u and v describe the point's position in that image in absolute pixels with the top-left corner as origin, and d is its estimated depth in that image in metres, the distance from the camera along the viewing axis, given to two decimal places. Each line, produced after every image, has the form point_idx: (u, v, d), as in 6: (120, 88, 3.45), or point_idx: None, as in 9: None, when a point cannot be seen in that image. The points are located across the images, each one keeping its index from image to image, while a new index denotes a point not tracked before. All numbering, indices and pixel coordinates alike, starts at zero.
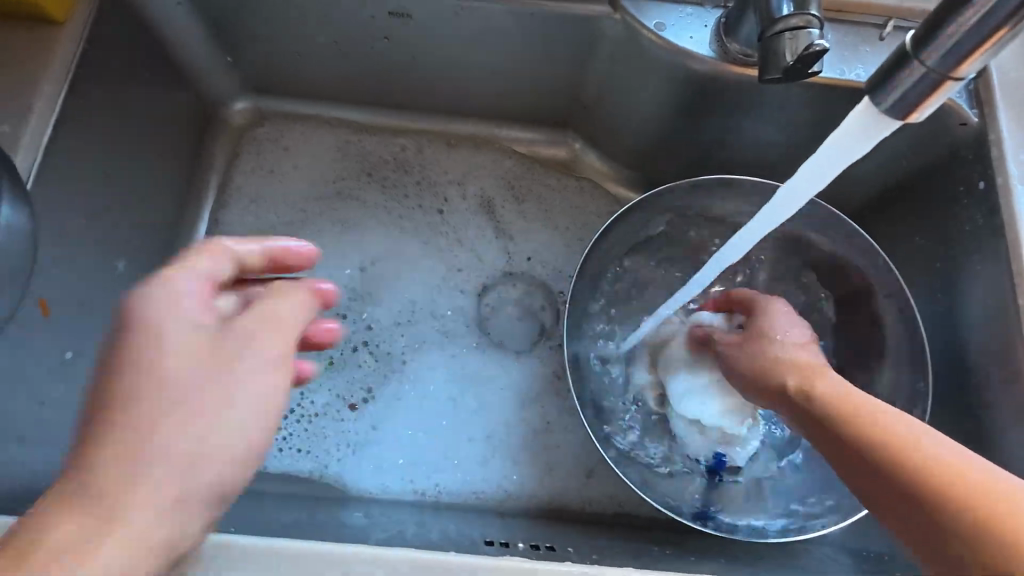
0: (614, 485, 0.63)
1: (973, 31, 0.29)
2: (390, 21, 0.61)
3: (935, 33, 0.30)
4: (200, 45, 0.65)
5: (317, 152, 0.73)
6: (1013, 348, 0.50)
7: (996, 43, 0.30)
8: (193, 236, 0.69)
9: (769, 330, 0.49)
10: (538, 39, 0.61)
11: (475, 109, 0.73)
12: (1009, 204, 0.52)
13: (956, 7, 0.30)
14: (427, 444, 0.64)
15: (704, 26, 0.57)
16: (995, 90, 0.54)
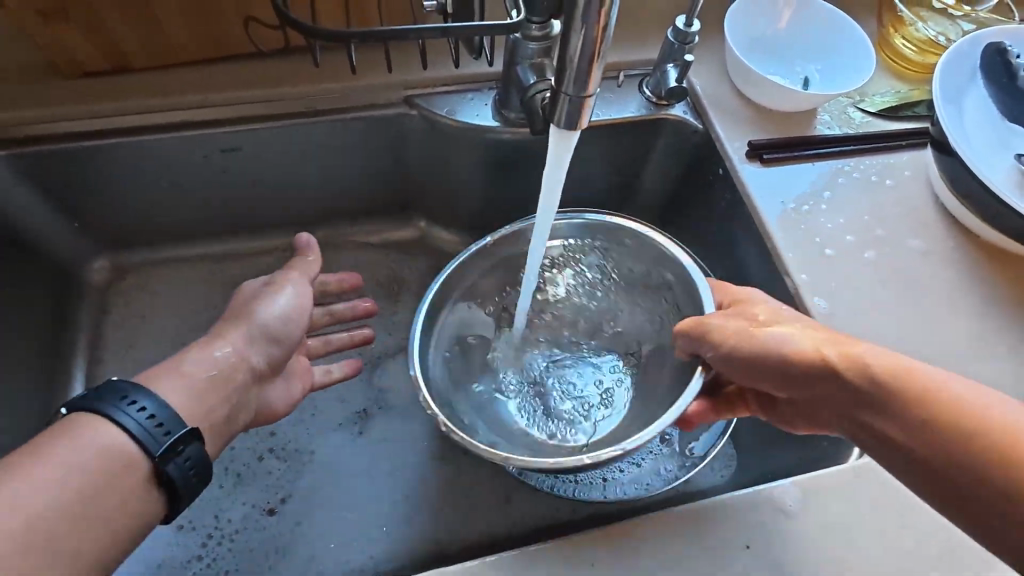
0: (531, 504, 0.67)
1: (582, 57, 0.34)
2: (223, 156, 0.69)
3: (564, 63, 0.35)
4: (45, 218, 0.69)
5: (184, 289, 0.77)
6: (777, 280, 0.63)
7: (601, 60, 0.35)
8: (69, 398, 0.70)
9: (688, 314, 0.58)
10: (358, 146, 0.72)
11: (322, 216, 0.80)
12: (740, 179, 0.67)
13: (566, 41, 0.34)
14: (355, 524, 0.65)
15: (486, 105, 0.70)
16: (707, 103, 0.72)
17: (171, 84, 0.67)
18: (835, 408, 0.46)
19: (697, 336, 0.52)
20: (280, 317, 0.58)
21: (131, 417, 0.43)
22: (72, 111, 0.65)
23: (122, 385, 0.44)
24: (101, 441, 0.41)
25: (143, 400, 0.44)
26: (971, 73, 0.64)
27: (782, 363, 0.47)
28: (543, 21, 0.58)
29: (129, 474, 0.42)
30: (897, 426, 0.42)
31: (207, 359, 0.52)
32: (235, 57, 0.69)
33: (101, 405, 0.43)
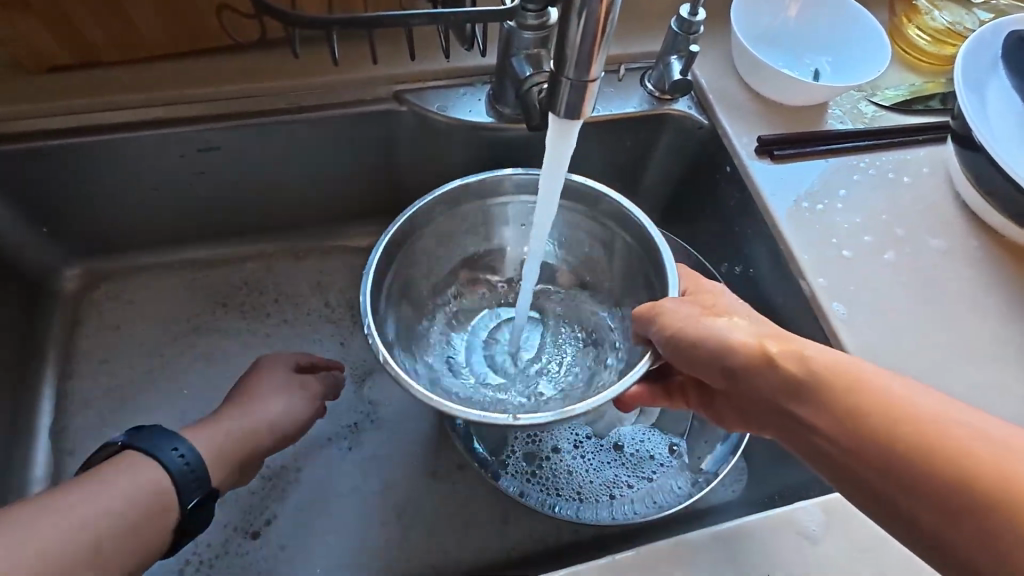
0: (531, 524, 0.63)
1: (585, 36, 0.30)
2: (201, 156, 0.65)
3: (564, 44, 0.31)
4: (11, 224, 0.65)
5: (162, 297, 0.73)
6: (791, 284, 0.59)
7: (607, 39, 0.31)
8: (37, 415, 0.65)
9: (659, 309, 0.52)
10: (345, 145, 0.68)
11: (309, 219, 0.76)
12: (749, 176, 0.63)
13: (566, 19, 0.30)
14: (343, 547, 0.61)
15: (480, 100, 0.66)
16: (713, 97, 0.68)
17: (143, 79, 0.62)
18: (767, 402, 0.42)
19: (649, 320, 0.48)
20: (285, 418, 0.59)
21: (168, 457, 0.49)
22: (38, 108, 0.61)
23: (167, 433, 0.50)
24: (141, 480, 0.47)
25: (181, 444, 0.50)
26: (993, 64, 0.61)
27: (716, 355, 0.43)
28: (539, 10, 0.54)
29: (160, 504, 0.47)
30: (844, 438, 0.38)
31: (225, 433, 0.54)
32: (212, 52, 0.65)
33: (146, 447, 0.49)
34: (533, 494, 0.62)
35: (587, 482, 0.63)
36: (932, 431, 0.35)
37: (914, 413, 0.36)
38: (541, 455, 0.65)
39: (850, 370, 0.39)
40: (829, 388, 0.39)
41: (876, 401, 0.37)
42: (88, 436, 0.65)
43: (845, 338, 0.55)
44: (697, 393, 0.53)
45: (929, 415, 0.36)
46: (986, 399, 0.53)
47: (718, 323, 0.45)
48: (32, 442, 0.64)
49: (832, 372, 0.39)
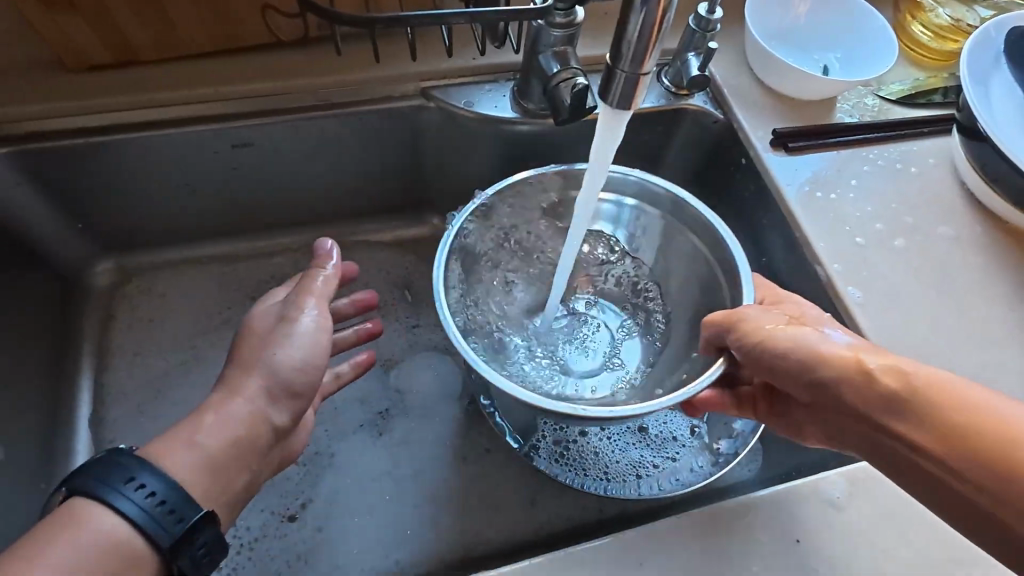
0: (558, 504, 0.65)
1: (643, 31, 0.33)
2: (233, 152, 0.67)
3: (622, 39, 0.34)
4: (47, 219, 0.66)
5: (191, 291, 0.75)
6: (807, 270, 0.62)
7: (662, 35, 0.33)
8: (76, 406, 0.67)
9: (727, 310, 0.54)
10: (372, 141, 0.70)
11: (334, 213, 0.78)
12: (764, 168, 0.66)
13: (626, 16, 0.33)
14: (379, 528, 0.64)
15: (504, 96, 0.68)
16: (728, 93, 0.71)
17: (179, 78, 0.64)
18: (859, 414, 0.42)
19: (724, 328, 0.51)
20: (296, 369, 0.51)
21: (131, 501, 0.40)
22: (77, 107, 0.62)
23: (124, 460, 0.41)
24: (103, 527, 0.39)
25: (144, 477, 0.41)
26: (996, 59, 0.64)
27: (804, 366, 0.45)
28: (568, 8, 0.56)
29: (133, 565, 0.39)
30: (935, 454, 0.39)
31: (223, 423, 0.46)
32: (244, 50, 0.66)
33: (98, 487, 0.40)
34: (564, 474, 0.65)
35: (613, 462, 0.65)
36: (1020, 441, 0.37)
37: (996, 418, 0.38)
38: (567, 436, 0.67)
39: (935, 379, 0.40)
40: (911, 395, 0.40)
41: (959, 406, 0.39)
42: (125, 427, 0.67)
43: (861, 321, 0.58)
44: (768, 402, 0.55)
45: (1011, 415, 0.38)
46: (992, 376, 0.56)
47: (798, 331, 0.46)
48: (70, 433, 0.65)
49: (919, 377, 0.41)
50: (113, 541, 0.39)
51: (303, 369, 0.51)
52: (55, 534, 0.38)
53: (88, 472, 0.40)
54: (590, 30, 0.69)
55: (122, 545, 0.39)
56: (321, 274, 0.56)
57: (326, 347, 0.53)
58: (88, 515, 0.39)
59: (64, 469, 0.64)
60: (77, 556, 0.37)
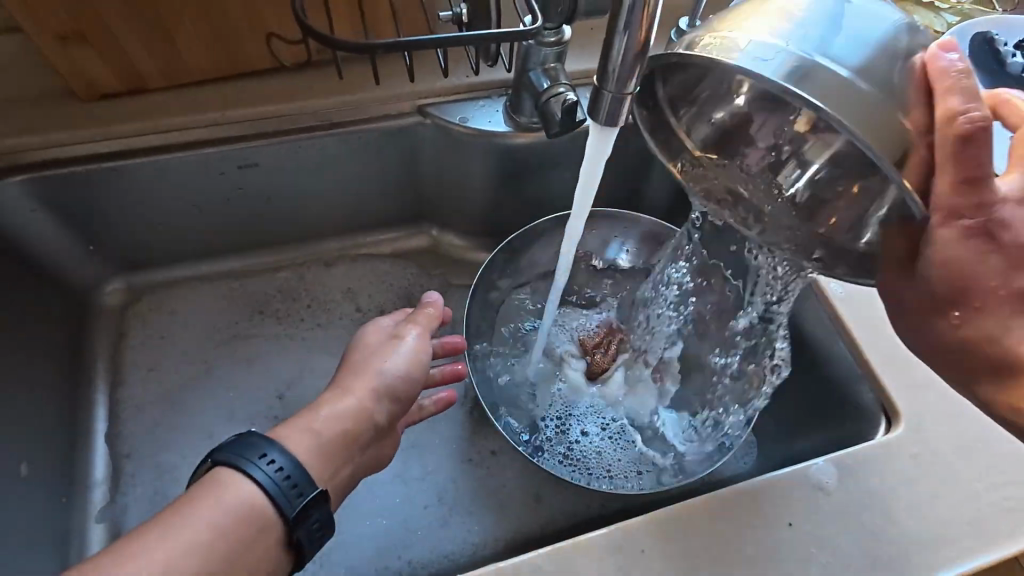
0: (561, 501, 0.68)
1: (626, 52, 0.36)
2: (239, 173, 0.70)
3: (608, 61, 0.37)
4: (60, 242, 0.69)
5: (200, 307, 0.77)
6: None
7: (644, 57, 0.36)
8: (92, 422, 0.69)
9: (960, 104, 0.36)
10: (372, 158, 0.73)
11: (336, 227, 0.80)
12: None
13: (611, 40, 0.36)
14: (389, 530, 0.66)
15: (497, 111, 0.71)
16: None
17: (187, 104, 0.67)
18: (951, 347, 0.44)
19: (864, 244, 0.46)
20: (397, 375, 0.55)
21: (262, 473, 0.42)
22: (88, 134, 0.65)
23: (254, 439, 0.43)
24: (239, 498, 0.41)
25: (273, 454, 0.43)
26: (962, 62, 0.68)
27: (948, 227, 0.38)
28: (556, 28, 0.59)
29: (261, 538, 0.41)
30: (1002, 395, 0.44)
31: (338, 416, 0.50)
32: (248, 73, 0.69)
33: (234, 460, 0.42)
34: (569, 470, 0.67)
35: (615, 459, 0.68)
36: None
37: None
38: (568, 436, 0.69)
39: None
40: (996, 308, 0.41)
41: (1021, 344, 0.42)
42: (140, 441, 0.69)
43: (839, 309, 0.63)
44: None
45: None
46: None
47: (958, 246, 0.39)
48: (88, 448, 0.68)
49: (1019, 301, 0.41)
50: (245, 512, 0.41)
51: (404, 382, 0.55)
52: (199, 501, 0.40)
53: (223, 449, 0.43)
54: (577, 45, 0.72)
55: (256, 516, 0.41)
56: (428, 306, 0.62)
57: (424, 366, 0.57)
58: (228, 485, 0.41)
59: (83, 484, 0.66)
60: (216, 523, 0.39)
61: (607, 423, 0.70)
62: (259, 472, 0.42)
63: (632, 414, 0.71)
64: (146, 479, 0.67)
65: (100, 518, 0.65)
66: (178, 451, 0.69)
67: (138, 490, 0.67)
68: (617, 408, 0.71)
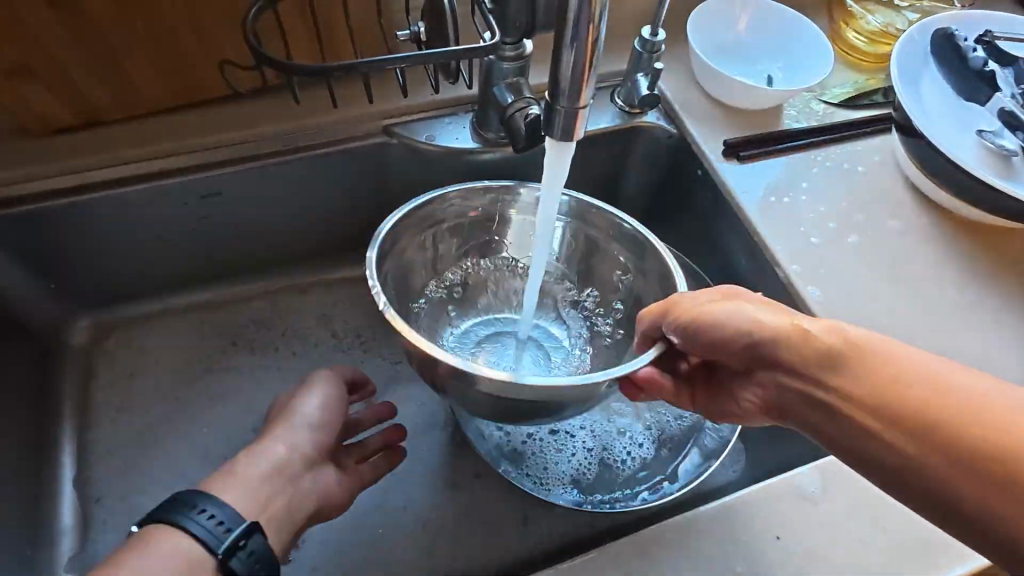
0: (550, 522, 0.66)
1: (574, 67, 0.35)
2: (204, 203, 0.68)
3: (557, 76, 0.36)
4: (19, 283, 0.66)
5: (169, 341, 0.75)
6: (768, 272, 0.64)
7: (593, 70, 0.35)
8: (60, 467, 0.67)
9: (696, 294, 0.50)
10: (340, 181, 0.72)
11: (307, 252, 0.79)
12: (719, 178, 0.69)
13: (558, 53, 0.35)
14: (373, 563, 0.64)
15: (464, 128, 0.71)
16: (678, 109, 0.74)
17: (145, 135, 0.65)
18: (785, 370, 0.43)
19: (662, 314, 0.51)
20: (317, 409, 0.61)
21: (199, 526, 0.48)
22: (44, 170, 0.63)
23: (190, 496, 0.50)
24: (179, 548, 0.47)
25: (210, 507, 0.49)
26: (924, 58, 0.68)
27: (738, 330, 0.45)
28: (515, 43, 0.59)
29: None
30: (861, 395, 0.38)
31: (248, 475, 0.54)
32: (207, 101, 0.68)
33: (170, 515, 0.49)
34: (556, 491, 0.65)
35: (601, 477, 0.66)
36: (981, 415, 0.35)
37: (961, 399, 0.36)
38: (554, 456, 0.68)
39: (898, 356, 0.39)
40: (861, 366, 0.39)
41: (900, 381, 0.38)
42: (111, 485, 0.66)
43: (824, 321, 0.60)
44: (707, 389, 0.54)
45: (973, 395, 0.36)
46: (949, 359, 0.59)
47: (758, 318, 0.44)
48: (56, 495, 0.65)
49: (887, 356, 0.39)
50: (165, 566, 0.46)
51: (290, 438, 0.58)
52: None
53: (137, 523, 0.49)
54: (541, 58, 0.71)
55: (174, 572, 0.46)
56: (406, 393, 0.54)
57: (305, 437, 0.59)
58: (156, 535, 0.48)
59: (52, 534, 0.63)
60: None
61: (592, 440, 0.69)
62: (193, 527, 0.48)
63: (618, 428, 0.69)
64: (118, 524, 0.65)
65: (72, 568, 0.62)
66: (152, 492, 0.66)
67: (110, 536, 0.64)
68: (602, 424, 0.70)
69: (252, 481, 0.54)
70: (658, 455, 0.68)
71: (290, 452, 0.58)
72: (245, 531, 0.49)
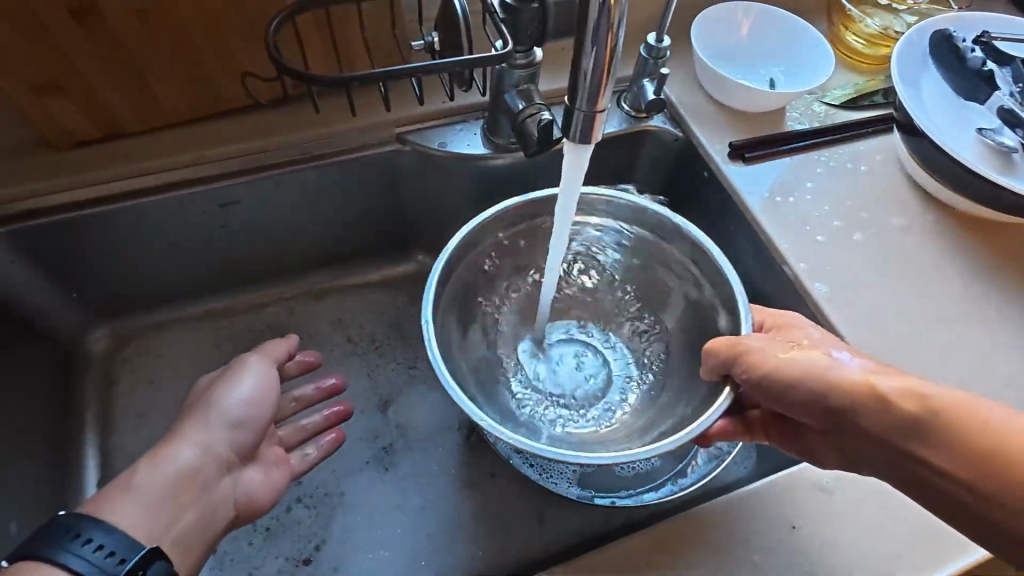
0: (567, 520, 0.67)
1: (593, 74, 0.37)
2: (221, 211, 0.70)
3: (577, 83, 0.37)
4: (41, 293, 0.68)
5: (187, 348, 0.76)
6: (776, 270, 0.66)
7: (611, 76, 0.37)
8: (83, 472, 0.68)
9: (754, 346, 0.49)
10: (354, 188, 0.73)
11: (322, 258, 0.80)
12: (726, 179, 0.70)
13: (578, 60, 0.37)
14: (392, 562, 0.65)
15: (476, 134, 0.72)
16: (684, 113, 0.75)
17: (166, 146, 0.67)
18: (875, 437, 0.44)
19: (732, 360, 0.50)
20: (240, 405, 0.57)
21: (85, 557, 0.43)
22: (67, 182, 0.65)
23: (66, 523, 0.44)
24: None
25: (93, 535, 0.44)
26: (923, 60, 0.70)
27: (817, 394, 0.46)
28: (527, 51, 0.61)
29: None
30: (945, 459, 0.42)
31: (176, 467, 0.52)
32: (225, 113, 0.69)
33: (46, 548, 0.43)
34: (569, 485, 0.66)
35: (615, 472, 0.67)
36: None
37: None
38: (567, 453, 0.69)
39: (966, 402, 0.42)
40: (948, 420, 0.42)
41: (979, 433, 0.41)
42: None
43: (830, 315, 0.61)
44: (780, 430, 0.54)
45: None
46: (957, 351, 0.60)
47: (839, 371, 0.45)
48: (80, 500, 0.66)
49: (964, 403, 0.42)
50: None
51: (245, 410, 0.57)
52: None
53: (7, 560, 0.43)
54: (549, 65, 0.73)
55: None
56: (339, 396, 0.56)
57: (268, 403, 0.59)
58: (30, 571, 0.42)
59: None
60: None
61: None
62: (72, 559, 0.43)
63: None
64: None
65: None
66: None
67: None
68: None
69: (180, 530, 0.51)
70: (669, 450, 0.69)
71: (264, 489, 0.58)
72: (147, 552, 0.45)
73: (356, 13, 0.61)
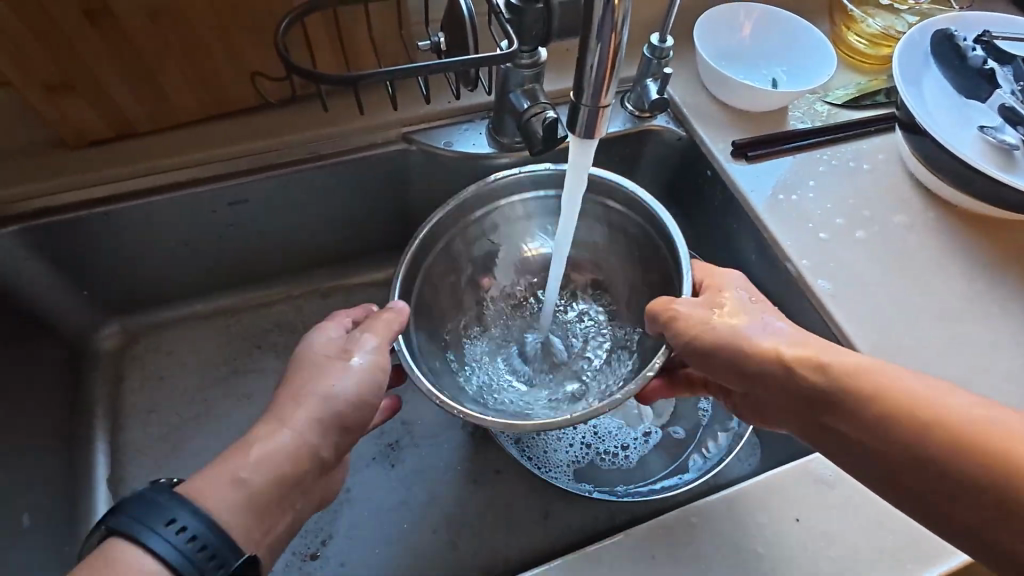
0: (572, 516, 0.67)
1: (597, 70, 0.37)
2: (230, 209, 0.70)
3: (581, 79, 0.38)
4: (53, 290, 0.69)
5: (196, 345, 0.77)
6: (779, 267, 0.66)
7: (615, 72, 0.38)
8: (93, 468, 0.68)
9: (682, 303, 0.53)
10: (361, 186, 0.74)
11: (328, 256, 0.81)
12: (729, 177, 0.71)
13: (582, 57, 0.37)
14: (398, 557, 0.65)
15: (481, 133, 0.73)
16: (687, 112, 0.76)
17: (176, 146, 0.68)
18: (787, 397, 0.46)
19: (662, 317, 0.53)
20: (347, 394, 0.48)
21: (170, 544, 0.37)
22: (79, 181, 0.66)
23: (163, 498, 0.39)
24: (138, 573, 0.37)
25: (183, 518, 0.38)
26: (925, 60, 0.70)
27: (737, 357, 0.48)
28: (532, 51, 0.62)
29: None
30: (851, 425, 0.42)
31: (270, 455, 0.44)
32: (233, 113, 0.70)
33: (134, 527, 0.38)
34: (567, 482, 0.67)
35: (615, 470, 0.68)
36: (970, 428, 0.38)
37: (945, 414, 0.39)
38: (568, 450, 0.69)
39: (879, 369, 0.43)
40: (851, 383, 0.43)
41: (890, 398, 0.41)
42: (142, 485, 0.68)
43: (832, 312, 0.62)
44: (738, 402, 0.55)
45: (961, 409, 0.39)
46: (959, 348, 0.61)
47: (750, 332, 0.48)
48: (90, 495, 0.67)
49: (872, 372, 0.43)
50: None
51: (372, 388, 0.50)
52: None
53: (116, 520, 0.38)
54: (554, 65, 0.74)
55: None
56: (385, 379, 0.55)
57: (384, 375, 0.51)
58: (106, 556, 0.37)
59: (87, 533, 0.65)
60: None
61: (606, 434, 0.70)
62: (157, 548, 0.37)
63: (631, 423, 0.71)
64: None
65: None
66: None
67: None
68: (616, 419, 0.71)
69: (277, 535, 0.44)
70: (670, 449, 0.70)
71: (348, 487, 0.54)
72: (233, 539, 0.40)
73: (364, 13, 0.62)
